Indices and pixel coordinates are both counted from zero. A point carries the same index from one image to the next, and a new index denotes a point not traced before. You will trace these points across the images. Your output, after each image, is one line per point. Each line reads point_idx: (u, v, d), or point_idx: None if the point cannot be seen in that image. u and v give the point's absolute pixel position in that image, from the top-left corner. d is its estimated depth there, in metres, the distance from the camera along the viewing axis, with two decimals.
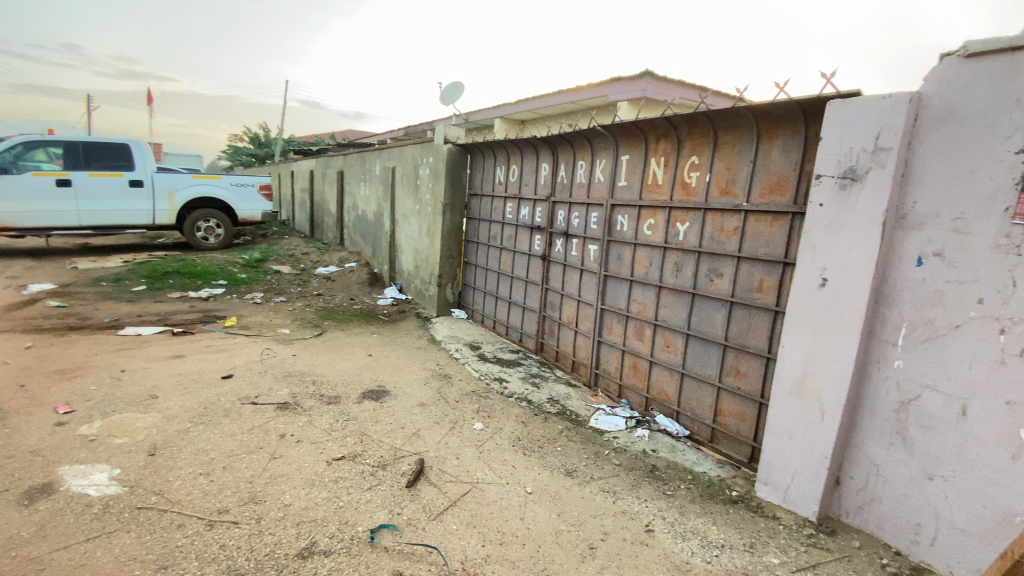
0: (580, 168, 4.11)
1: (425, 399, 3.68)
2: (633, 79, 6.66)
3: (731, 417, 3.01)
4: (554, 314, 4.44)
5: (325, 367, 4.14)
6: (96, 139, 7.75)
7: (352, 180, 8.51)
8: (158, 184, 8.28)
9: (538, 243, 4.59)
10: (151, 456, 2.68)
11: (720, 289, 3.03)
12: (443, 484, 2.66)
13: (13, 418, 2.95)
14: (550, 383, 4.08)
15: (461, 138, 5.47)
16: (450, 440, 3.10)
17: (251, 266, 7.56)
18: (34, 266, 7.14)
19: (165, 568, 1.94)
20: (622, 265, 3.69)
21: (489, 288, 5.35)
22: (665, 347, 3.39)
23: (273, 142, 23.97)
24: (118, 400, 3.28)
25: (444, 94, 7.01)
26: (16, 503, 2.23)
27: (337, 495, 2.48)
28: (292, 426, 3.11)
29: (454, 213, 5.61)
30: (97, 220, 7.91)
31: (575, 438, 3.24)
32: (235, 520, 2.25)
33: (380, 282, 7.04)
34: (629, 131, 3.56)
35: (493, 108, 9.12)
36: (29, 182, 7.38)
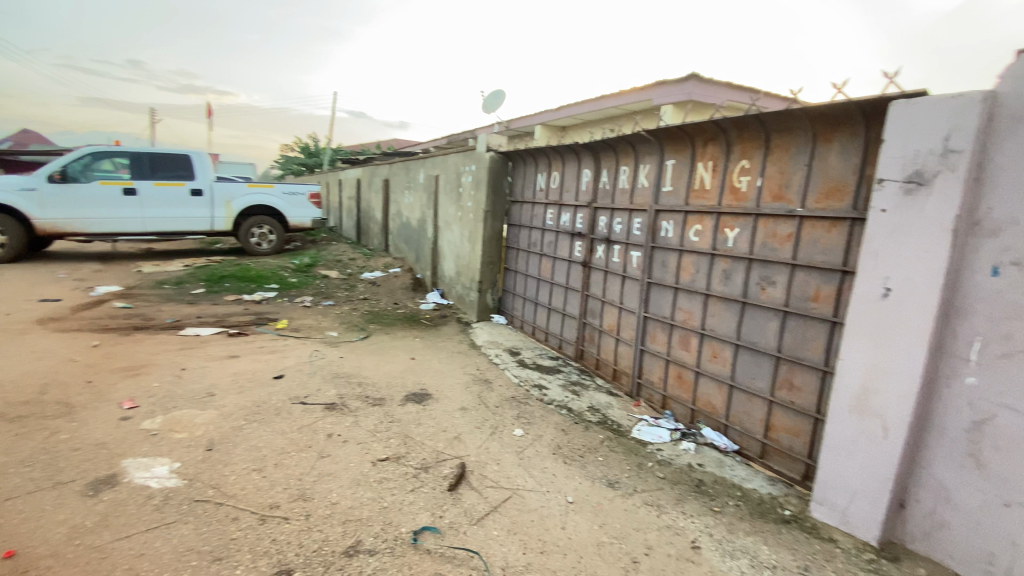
0: (624, 173, 4.06)
1: (466, 403, 3.71)
2: (679, 82, 6.54)
3: (784, 432, 2.88)
4: (595, 321, 4.39)
5: (370, 369, 4.24)
6: (160, 150, 8.29)
7: (397, 188, 8.73)
8: (216, 193, 8.82)
9: (579, 250, 4.56)
10: (208, 451, 2.81)
11: (773, 298, 2.92)
12: (484, 489, 2.66)
13: (83, 412, 3.17)
14: (591, 391, 4.03)
15: (503, 146, 5.52)
16: (491, 445, 3.11)
17: (301, 271, 7.86)
18: (104, 270, 7.67)
19: (219, 560, 2.03)
20: (667, 273, 3.61)
21: (529, 294, 5.35)
22: (713, 357, 3.28)
23: (322, 152, 24.98)
24: (179, 397, 3.47)
25: (486, 102, 7.10)
26: (84, 492, 2.39)
27: (382, 495, 2.53)
28: (339, 426, 3.21)
29: (495, 220, 5.65)
30: (161, 226, 8.43)
31: (617, 449, 3.18)
32: (285, 515, 2.32)
33: (422, 287, 7.17)
34: (675, 135, 3.50)
35: (534, 114, 9.15)
36: (99, 191, 7.94)
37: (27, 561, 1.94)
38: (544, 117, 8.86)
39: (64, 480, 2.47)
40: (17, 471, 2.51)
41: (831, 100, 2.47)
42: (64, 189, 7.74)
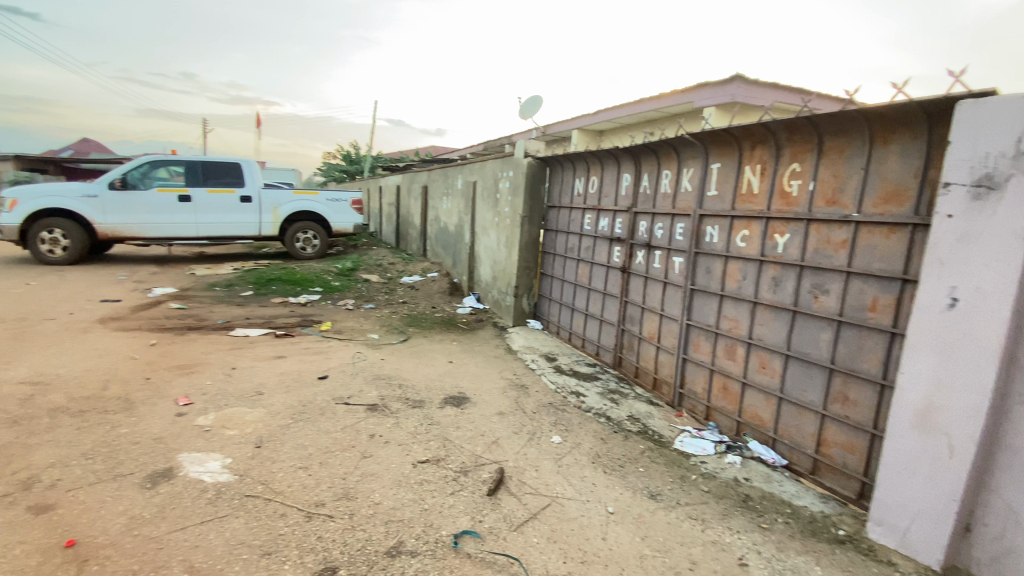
0: (666, 177, 3.99)
1: (504, 408, 3.71)
2: (722, 84, 6.40)
3: (837, 448, 2.75)
4: (634, 328, 4.32)
5: (410, 372, 4.31)
6: (213, 159, 8.71)
7: (435, 195, 8.87)
8: (264, 199, 9.19)
9: (618, 255, 4.51)
10: (257, 448, 2.91)
11: (826, 307, 2.79)
12: (523, 496, 2.65)
13: (143, 408, 3.34)
14: (630, 400, 3.95)
15: (541, 151, 5.52)
16: (529, 452, 3.10)
17: (343, 275, 8.08)
18: (160, 272, 8.10)
19: (268, 554, 2.09)
20: (711, 279, 3.52)
21: (566, 299, 5.31)
22: (760, 368, 3.17)
23: (363, 159, 25.71)
24: (229, 395, 3.62)
25: (524, 107, 7.13)
26: (143, 485, 2.52)
27: (423, 497, 2.55)
28: (381, 427, 3.27)
29: (532, 225, 5.65)
30: (212, 231, 8.84)
31: (657, 460, 3.11)
32: (330, 513, 2.38)
33: (459, 291, 7.24)
34: (720, 138, 3.42)
35: (570, 119, 9.12)
36: (156, 198, 8.41)
37: (90, 550, 2.06)
38: (581, 121, 8.82)
39: (125, 472, 2.61)
40: (82, 463, 2.67)
41: (891, 100, 2.35)
42: (124, 197, 8.23)
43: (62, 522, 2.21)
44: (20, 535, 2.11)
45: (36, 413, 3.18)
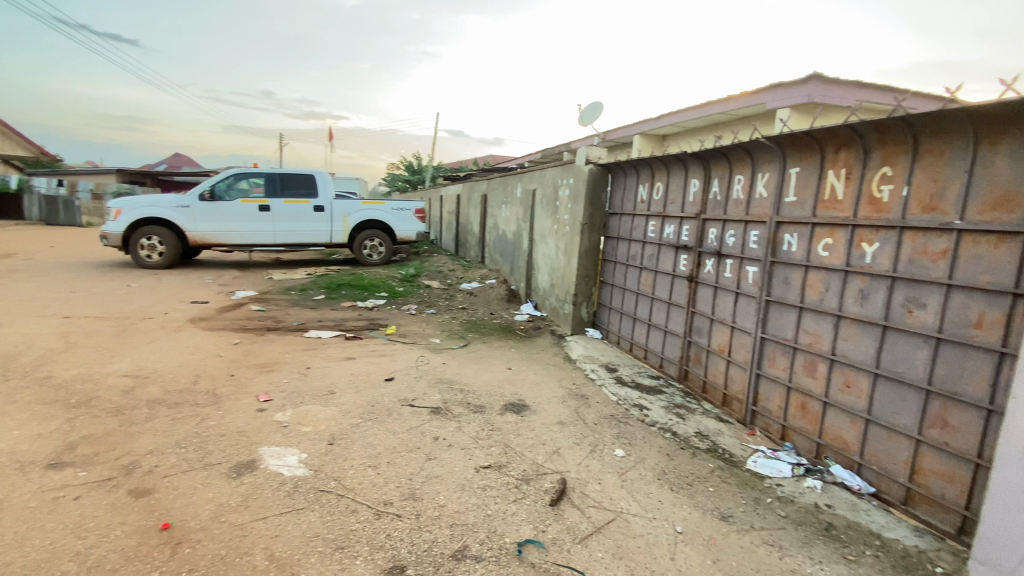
0: (738, 183, 3.84)
1: (564, 417, 3.67)
2: (797, 84, 6.09)
3: (934, 477, 2.51)
4: (701, 340, 4.16)
5: (471, 377, 4.38)
6: (289, 171, 9.32)
7: (494, 203, 8.99)
8: (335, 209, 9.70)
9: (684, 264, 4.37)
10: (330, 445, 3.05)
11: (922, 323, 2.57)
12: (587, 509, 2.60)
13: (228, 402, 3.60)
14: (697, 415, 3.80)
15: (603, 158, 5.47)
16: (592, 464, 3.04)
17: (406, 281, 8.36)
18: (242, 276, 8.72)
19: (341, 549, 2.18)
20: (789, 290, 3.33)
21: (627, 309, 5.20)
22: (844, 386, 2.96)
23: (424, 169, 26.59)
24: (304, 393, 3.82)
25: (584, 114, 7.11)
26: (228, 474, 2.70)
27: (486, 502, 2.57)
28: (444, 430, 3.33)
29: (593, 232, 5.59)
30: (287, 238, 9.43)
31: (728, 480, 2.97)
32: (398, 513, 2.44)
33: (516, 298, 7.28)
34: (801, 141, 3.24)
35: (631, 124, 8.97)
36: (239, 207, 9.09)
37: (182, 533, 2.23)
38: (643, 126, 8.64)
39: (212, 462, 2.81)
40: (176, 451, 2.91)
41: (999, 96, 2.14)
42: (212, 206, 8.95)
43: (158, 505, 2.41)
44: (123, 516, 2.32)
45: (136, 404, 3.50)
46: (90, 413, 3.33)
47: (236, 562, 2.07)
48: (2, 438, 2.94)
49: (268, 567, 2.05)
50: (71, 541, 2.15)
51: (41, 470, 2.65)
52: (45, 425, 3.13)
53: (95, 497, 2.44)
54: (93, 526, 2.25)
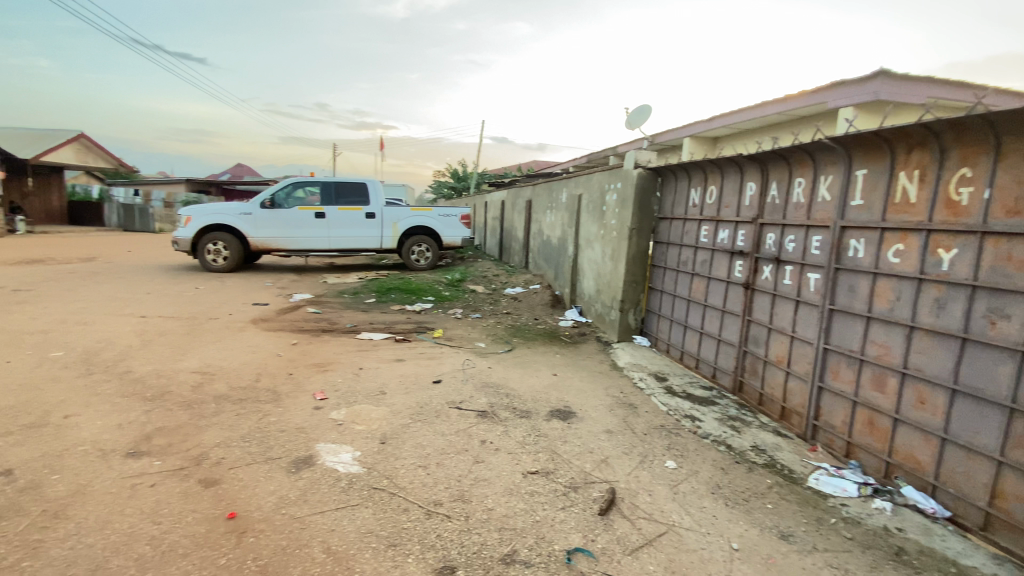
0: (799, 186, 3.68)
1: (612, 426, 3.61)
2: (862, 81, 5.75)
3: (1019, 503, 2.31)
4: (758, 350, 4.00)
5: (516, 381, 4.39)
6: (344, 180, 9.75)
7: (539, 209, 9.00)
8: (385, 215, 10.02)
9: (739, 270, 4.23)
10: (382, 444, 3.14)
11: (1006, 335, 2.37)
12: (638, 520, 2.55)
13: (287, 400, 3.78)
14: (753, 428, 3.65)
15: (653, 162, 5.38)
16: (641, 474, 2.98)
17: (452, 286, 8.50)
18: (298, 280, 9.14)
19: (394, 546, 2.23)
20: (855, 298, 3.15)
21: (678, 316, 5.08)
22: (917, 402, 2.76)
23: (469, 176, 27.04)
24: (357, 392, 3.95)
25: (631, 119, 7.02)
26: (288, 469, 2.83)
27: (534, 508, 2.57)
28: (491, 434, 3.36)
29: (642, 237, 5.49)
30: (340, 244, 9.83)
31: (788, 497, 2.83)
32: (447, 514, 2.48)
33: (561, 304, 7.25)
34: (868, 142, 3.07)
35: (680, 127, 8.76)
36: (297, 214, 9.55)
37: (246, 523, 2.35)
38: (693, 129, 8.43)
39: (273, 456, 2.96)
40: (240, 444, 3.07)
41: None
42: (272, 214, 9.45)
43: (225, 495, 2.56)
44: (193, 504, 2.47)
45: (204, 399, 3.73)
46: (163, 406, 3.57)
47: (296, 553, 2.16)
48: (88, 427, 3.20)
49: (325, 560, 2.13)
50: (147, 525, 2.31)
51: (122, 458, 2.87)
52: (125, 416, 3.38)
53: (168, 486, 2.62)
54: (167, 512, 2.41)
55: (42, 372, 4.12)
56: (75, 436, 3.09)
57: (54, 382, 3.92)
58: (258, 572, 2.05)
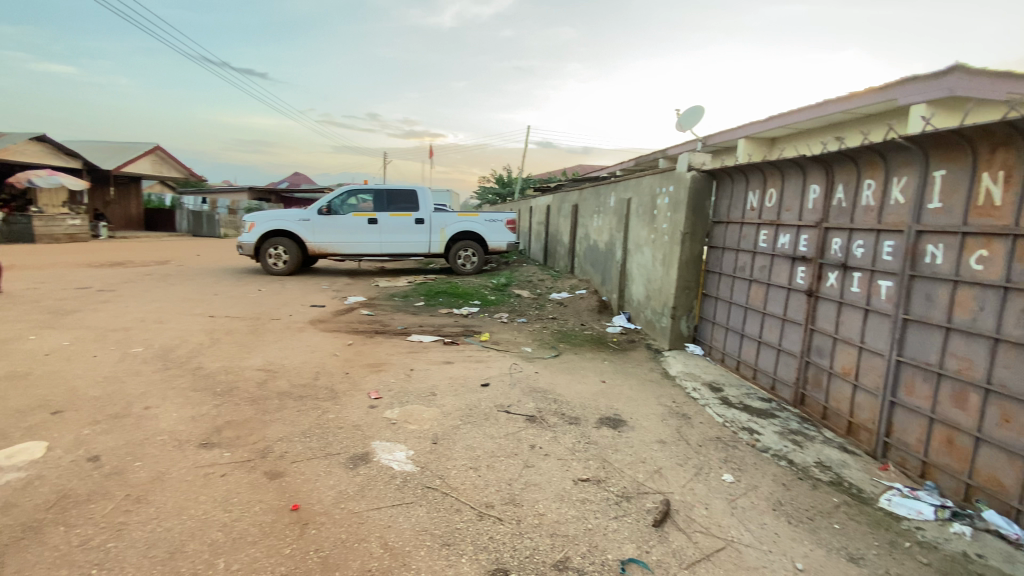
0: (868, 188, 3.48)
1: (665, 436, 3.52)
2: (935, 77, 5.36)
3: None
4: (822, 360, 3.80)
5: (565, 387, 4.36)
6: (395, 187, 10.07)
7: (586, 213, 8.93)
8: (434, 221, 10.25)
9: (802, 277, 4.04)
10: (434, 444, 3.20)
11: None
12: (694, 534, 2.47)
13: (344, 398, 3.92)
14: (817, 444, 3.47)
15: (707, 164, 5.22)
16: (697, 487, 2.89)
17: (498, 290, 8.57)
18: (351, 283, 9.49)
19: (447, 545, 2.27)
20: (932, 308, 2.94)
21: (733, 324, 4.90)
22: (1002, 421, 2.55)
23: (514, 181, 27.31)
24: (409, 393, 4.06)
25: (682, 120, 6.87)
26: (347, 465, 2.93)
27: (586, 516, 2.54)
28: (541, 439, 3.36)
29: (695, 242, 5.34)
30: (391, 249, 10.14)
31: (857, 518, 2.67)
32: (499, 516, 2.50)
33: (608, 309, 7.16)
34: (947, 140, 2.87)
35: (734, 129, 8.46)
36: (351, 220, 9.94)
37: (309, 515, 2.45)
38: (748, 130, 8.13)
39: (332, 452, 3.08)
40: (302, 439, 3.22)
41: None
42: (328, 220, 9.87)
43: (288, 488, 2.68)
44: (260, 495, 2.61)
45: (268, 395, 3.93)
46: (232, 401, 3.79)
47: (355, 547, 2.24)
48: (165, 419, 3.44)
49: (382, 555, 2.19)
50: (219, 512, 2.46)
51: (195, 449, 3.06)
52: (197, 409, 3.61)
53: (237, 476, 2.77)
54: (237, 501, 2.55)
55: (125, 366, 4.47)
56: (154, 426, 3.33)
57: (135, 376, 4.24)
58: (320, 563, 2.13)
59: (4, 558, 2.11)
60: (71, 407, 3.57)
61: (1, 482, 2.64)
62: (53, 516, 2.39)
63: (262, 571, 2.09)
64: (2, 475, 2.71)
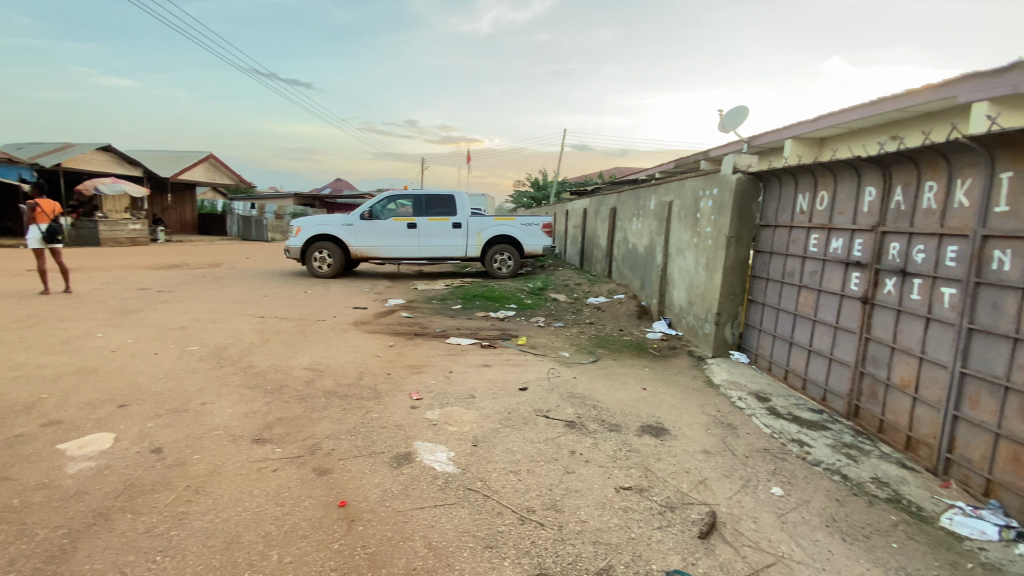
0: (930, 190, 3.29)
1: (710, 446, 3.43)
2: (999, 72, 5.03)
3: None
4: (878, 371, 3.62)
5: (604, 394, 4.31)
6: (433, 193, 10.26)
7: (625, 216, 8.82)
8: (471, 225, 10.36)
9: (856, 283, 3.86)
10: (474, 447, 3.23)
11: None
12: (742, 548, 2.40)
13: (387, 398, 4.02)
14: (873, 459, 3.29)
15: (753, 166, 5.08)
16: (744, 500, 2.80)
17: (535, 294, 8.57)
18: (391, 286, 9.71)
19: (490, 548, 2.29)
20: (1000, 317, 2.75)
21: (781, 331, 4.73)
22: None
23: (550, 184, 27.32)
24: (449, 395, 4.11)
25: (726, 120, 6.69)
26: (391, 463, 3.00)
27: (629, 525, 2.51)
28: (581, 445, 3.34)
29: (740, 246, 5.19)
30: (430, 252, 10.32)
31: (917, 538, 2.52)
32: (540, 521, 2.50)
33: (648, 315, 7.04)
34: (1016, 140, 2.69)
35: (781, 128, 8.18)
36: (391, 225, 10.18)
37: (355, 512, 2.53)
38: (795, 130, 7.84)
39: (376, 450, 3.15)
40: (348, 437, 3.32)
41: None
42: (369, 224, 10.15)
43: (336, 484, 2.77)
44: (310, 490, 2.70)
45: (315, 393, 4.07)
46: (281, 399, 3.95)
47: (401, 545, 2.29)
48: (220, 414, 3.62)
49: (426, 555, 2.23)
50: (271, 506, 2.56)
51: (249, 444, 3.20)
52: (250, 406, 3.78)
53: (288, 471, 2.88)
54: (288, 495, 2.66)
55: (183, 363, 4.72)
56: (210, 421, 3.50)
57: (193, 373, 4.48)
58: (367, 560, 2.19)
59: (78, 542, 2.26)
60: (136, 401, 3.81)
61: (75, 470, 2.84)
62: (121, 504, 2.55)
63: (313, 564, 2.16)
64: (76, 463, 2.91)
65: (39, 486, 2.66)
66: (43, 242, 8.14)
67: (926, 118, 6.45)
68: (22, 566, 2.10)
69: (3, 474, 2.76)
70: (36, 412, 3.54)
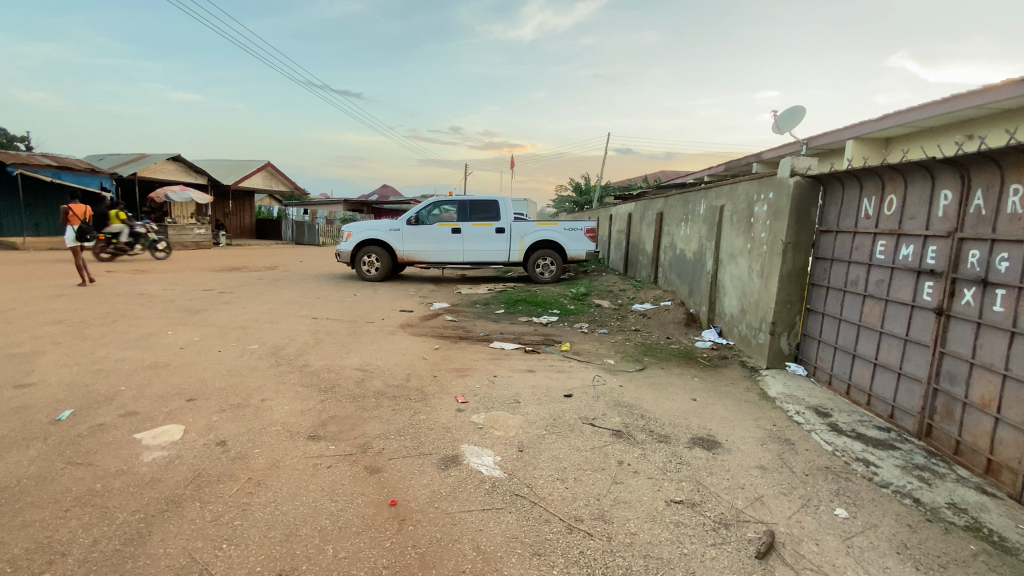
0: (1014, 194, 3.03)
1: (766, 462, 3.28)
2: None
3: None
4: (954, 389, 3.36)
5: (652, 403, 4.21)
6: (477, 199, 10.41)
7: (672, 222, 8.60)
8: (515, 230, 10.42)
9: (929, 293, 3.60)
10: (520, 452, 3.24)
11: None
12: (803, 571, 2.28)
13: (433, 400, 4.09)
14: (949, 482, 3.05)
15: (812, 169, 4.85)
16: (804, 520, 2.65)
17: (578, 300, 8.52)
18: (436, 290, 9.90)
19: (538, 555, 2.28)
20: None
21: (844, 342, 4.47)
22: None
23: (593, 189, 27.29)
24: (494, 399, 4.14)
25: (781, 121, 6.44)
26: (439, 465, 3.05)
27: (681, 539, 2.44)
28: (628, 455, 3.27)
29: (797, 253, 4.97)
30: (474, 257, 10.48)
31: (1001, 571, 2.31)
32: (589, 531, 2.46)
33: (697, 323, 6.84)
34: None
35: (841, 129, 7.80)
36: (436, 230, 10.40)
37: (405, 511, 2.58)
38: (855, 131, 7.46)
39: (425, 451, 3.21)
40: (397, 437, 3.40)
41: None
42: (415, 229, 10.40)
43: (386, 483, 2.84)
44: (362, 488, 2.78)
45: (365, 393, 4.20)
46: (334, 397, 4.10)
47: (450, 547, 2.31)
48: (279, 411, 3.78)
49: (475, 558, 2.25)
50: (326, 502, 2.65)
51: (305, 440, 3.33)
52: (305, 403, 3.94)
53: (341, 468, 2.98)
54: (342, 492, 2.75)
55: (244, 361, 4.97)
56: (270, 418, 3.67)
57: (253, 370, 4.71)
58: (418, 560, 2.23)
59: (152, 527, 2.42)
60: (202, 395, 4.04)
61: (150, 457, 3.05)
62: (191, 492, 2.71)
63: (366, 561, 2.22)
64: (150, 452, 3.12)
65: (119, 473, 2.87)
66: (76, 240, 8.85)
67: (1004, 116, 5.99)
68: (105, 547, 2.26)
69: (88, 460, 2.99)
70: (116, 402, 3.83)
